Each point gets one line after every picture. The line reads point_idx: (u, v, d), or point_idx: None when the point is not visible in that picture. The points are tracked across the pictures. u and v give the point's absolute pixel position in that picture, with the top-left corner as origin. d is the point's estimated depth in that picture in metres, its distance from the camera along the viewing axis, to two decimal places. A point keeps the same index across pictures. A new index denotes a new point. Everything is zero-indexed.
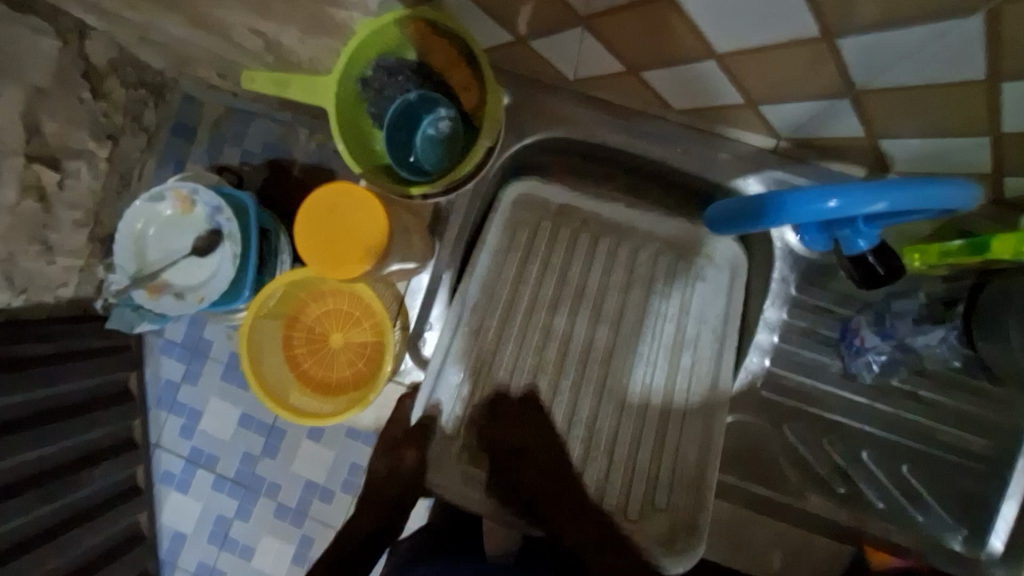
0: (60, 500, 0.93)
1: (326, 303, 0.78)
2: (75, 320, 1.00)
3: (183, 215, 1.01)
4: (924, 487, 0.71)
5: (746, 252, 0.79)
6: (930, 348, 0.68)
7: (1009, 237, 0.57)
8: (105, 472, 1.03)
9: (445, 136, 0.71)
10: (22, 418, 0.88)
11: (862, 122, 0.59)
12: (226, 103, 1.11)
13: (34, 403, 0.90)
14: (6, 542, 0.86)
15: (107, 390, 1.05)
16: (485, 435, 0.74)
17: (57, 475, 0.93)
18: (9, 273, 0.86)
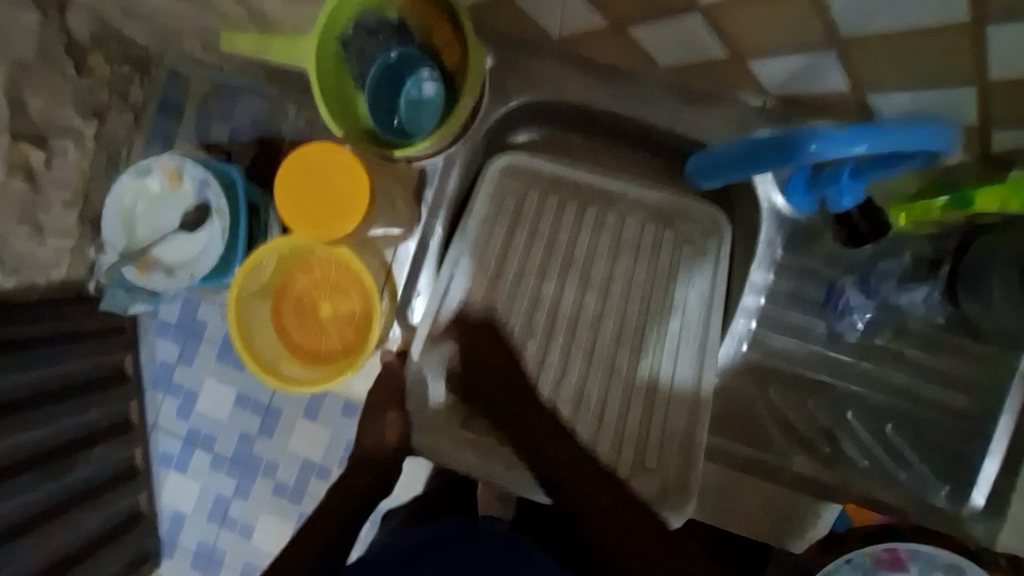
0: (59, 480, 0.95)
1: (315, 273, 0.75)
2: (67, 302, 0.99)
3: (171, 189, 0.99)
4: (910, 446, 0.72)
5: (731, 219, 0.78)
6: (913, 305, 0.70)
7: (994, 189, 0.57)
8: (105, 452, 1.05)
9: (429, 97, 0.70)
10: (21, 400, 0.91)
11: (849, 76, 0.59)
12: (208, 77, 1.05)
13: (31, 386, 0.92)
14: (17, 517, 0.91)
15: (102, 371, 1.05)
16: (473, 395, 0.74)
17: (57, 455, 0.96)
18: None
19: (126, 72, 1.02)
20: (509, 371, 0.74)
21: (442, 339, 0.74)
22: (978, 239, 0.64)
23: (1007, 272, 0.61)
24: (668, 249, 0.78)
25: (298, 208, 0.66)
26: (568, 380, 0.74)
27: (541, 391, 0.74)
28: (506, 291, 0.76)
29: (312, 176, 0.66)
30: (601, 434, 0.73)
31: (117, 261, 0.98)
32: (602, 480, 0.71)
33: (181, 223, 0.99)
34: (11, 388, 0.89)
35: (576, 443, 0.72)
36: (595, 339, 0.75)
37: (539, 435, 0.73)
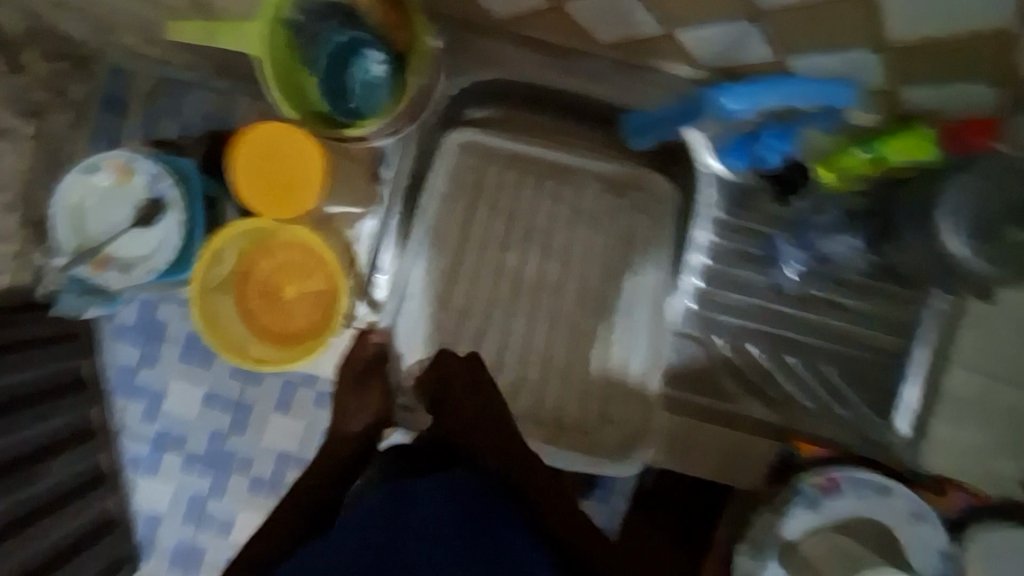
0: (22, 492, 0.91)
1: (277, 257, 0.77)
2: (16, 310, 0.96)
3: (120, 185, 0.98)
4: (844, 382, 0.80)
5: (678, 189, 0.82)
6: (843, 256, 0.77)
7: (903, 137, 0.65)
8: (66, 461, 1.01)
9: (380, 79, 0.71)
10: None
11: (769, 44, 0.64)
12: (159, 74, 1.07)
13: None
14: None
15: (60, 380, 1.02)
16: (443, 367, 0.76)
17: (19, 465, 0.92)
18: None
19: (66, 69, 1.00)
20: (478, 337, 0.79)
21: (412, 311, 0.79)
22: (897, 191, 0.71)
23: (918, 216, 0.67)
24: (621, 217, 0.83)
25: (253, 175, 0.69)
26: (532, 344, 0.80)
27: (511, 354, 0.79)
28: (469, 265, 0.80)
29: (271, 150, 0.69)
30: (564, 391, 0.80)
31: (69, 261, 0.96)
32: (569, 434, 0.79)
33: (133, 219, 0.97)
34: None
35: (545, 401, 0.79)
36: (557, 306, 0.80)
37: (510, 394, 0.79)
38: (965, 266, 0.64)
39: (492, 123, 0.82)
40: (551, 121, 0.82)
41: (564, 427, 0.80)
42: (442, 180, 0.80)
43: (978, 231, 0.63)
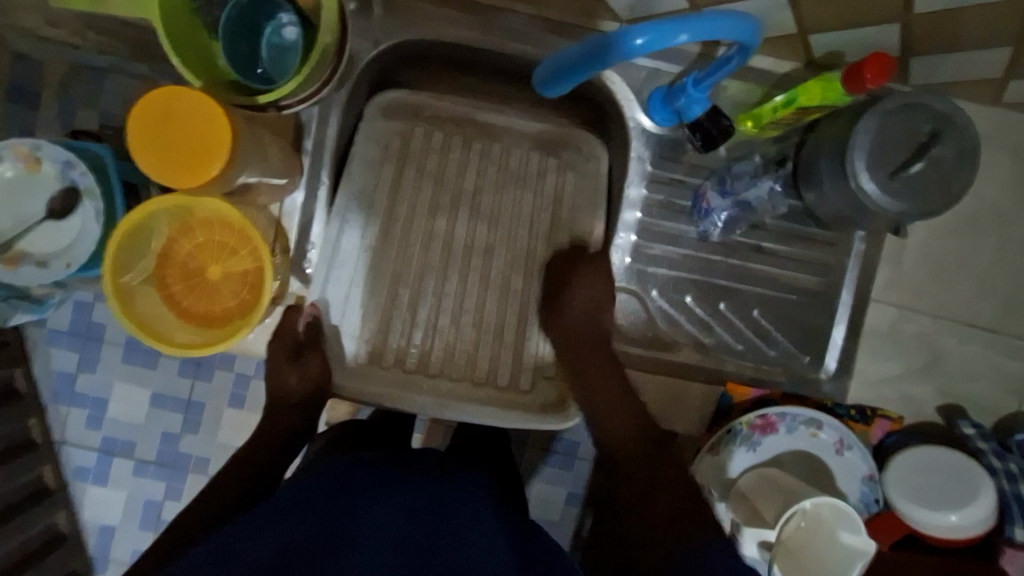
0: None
1: (199, 235, 0.75)
2: None
3: (29, 175, 0.91)
4: (772, 325, 0.83)
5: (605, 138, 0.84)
6: (761, 200, 0.79)
7: (814, 85, 0.69)
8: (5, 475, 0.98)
9: (290, 42, 0.69)
10: None
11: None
12: (63, 57, 0.97)
13: None
14: None
15: None
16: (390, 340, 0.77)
17: None
18: None
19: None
20: (412, 301, 0.78)
21: (342, 278, 0.77)
22: (809, 137, 0.75)
23: (830, 159, 0.70)
24: (549, 179, 0.83)
25: (155, 132, 0.62)
26: (466, 307, 0.78)
27: (444, 318, 0.78)
28: (399, 232, 0.79)
29: (180, 120, 0.62)
30: (502, 353, 0.78)
31: None
32: (510, 396, 0.77)
33: (47, 210, 0.92)
34: None
35: (481, 361, 0.78)
36: (489, 269, 0.79)
37: (445, 359, 0.78)
38: (876, 204, 0.67)
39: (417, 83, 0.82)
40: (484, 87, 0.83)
41: (505, 387, 0.77)
42: (365, 146, 0.78)
43: (885, 169, 0.67)
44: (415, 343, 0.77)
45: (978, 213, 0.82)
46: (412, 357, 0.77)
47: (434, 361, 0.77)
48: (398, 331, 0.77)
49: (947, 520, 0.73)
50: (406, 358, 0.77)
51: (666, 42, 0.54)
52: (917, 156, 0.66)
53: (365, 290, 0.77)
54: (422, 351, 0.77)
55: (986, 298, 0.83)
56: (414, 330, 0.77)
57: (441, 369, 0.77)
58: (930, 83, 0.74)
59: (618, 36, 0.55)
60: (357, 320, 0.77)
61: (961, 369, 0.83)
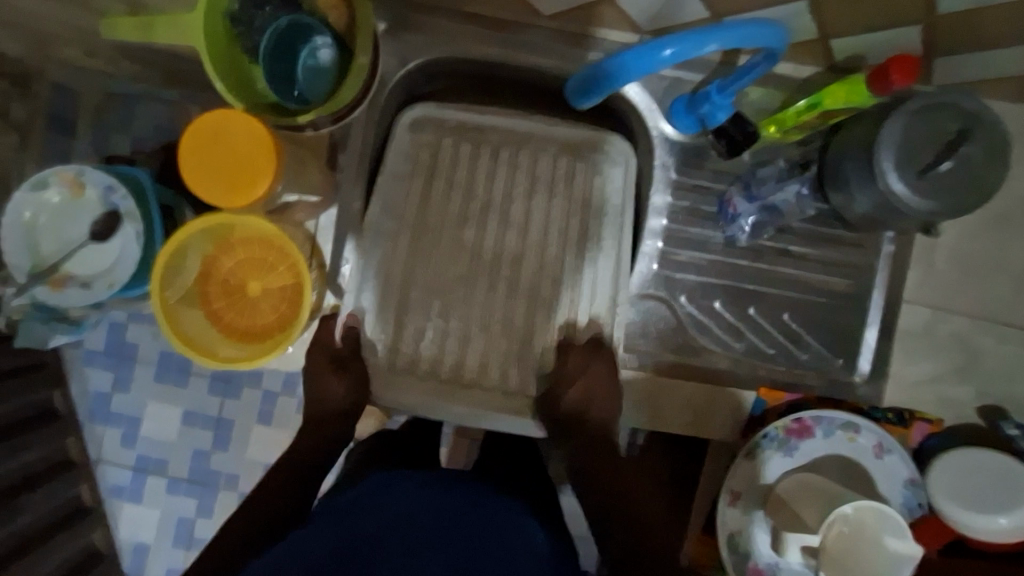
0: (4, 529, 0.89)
1: (238, 252, 0.77)
2: None
3: (72, 200, 0.95)
4: (803, 328, 0.83)
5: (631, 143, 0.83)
6: (789, 203, 0.79)
7: (839, 88, 0.69)
8: (47, 494, 0.99)
9: (325, 64, 0.72)
10: None
11: (706, 6, 0.66)
12: (104, 88, 1.05)
13: None
14: None
15: (30, 412, 1.00)
16: (423, 349, 0.79)
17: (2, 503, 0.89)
18: None
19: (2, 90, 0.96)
20: (442, 313, 0.79)
21: (369, 295, 0.78)
22: (834, 140, 0.75)
23: (855, 160, 0.71)
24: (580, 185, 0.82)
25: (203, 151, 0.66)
26: (495, 316, 0.79)
27: (474, 328, 0.79)
28: (429, 242, 0.80)
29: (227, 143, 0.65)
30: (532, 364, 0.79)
31: (26, 281, 0.94)
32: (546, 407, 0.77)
33: (90, 233, 0.96)
34: None
35: (511, 370, 0.78)
36: (517, 281, 0.80)
37: (477, 369, 0.78)
38: (907, 203, 0.67)
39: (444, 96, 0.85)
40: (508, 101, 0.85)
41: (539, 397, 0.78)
42: (395, 159, 0.80)
43: (914, 168, 0.67)
44: (448, 353, 0.79)
45: (1010, 210, 0.81)
46: (443, 366, 0.79)
47: (465, 370, 0.79)
48: (429, 341, 0.79)
49: (998, 523, 0.71)
50: (438, 366, 0.78)
51: (695, 50, 0.56)
52: (946, 152, 0.66)
53: (393, 304, 0.78)
54: (453, 360, 0.79)
55: (1023, 295, 0.82)
56: (445, 339, 0.79)
57: (472, 379, 0.78)
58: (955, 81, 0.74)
59: (645, 48, 0.57)
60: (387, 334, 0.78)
61: (1001, 368, 0.81)
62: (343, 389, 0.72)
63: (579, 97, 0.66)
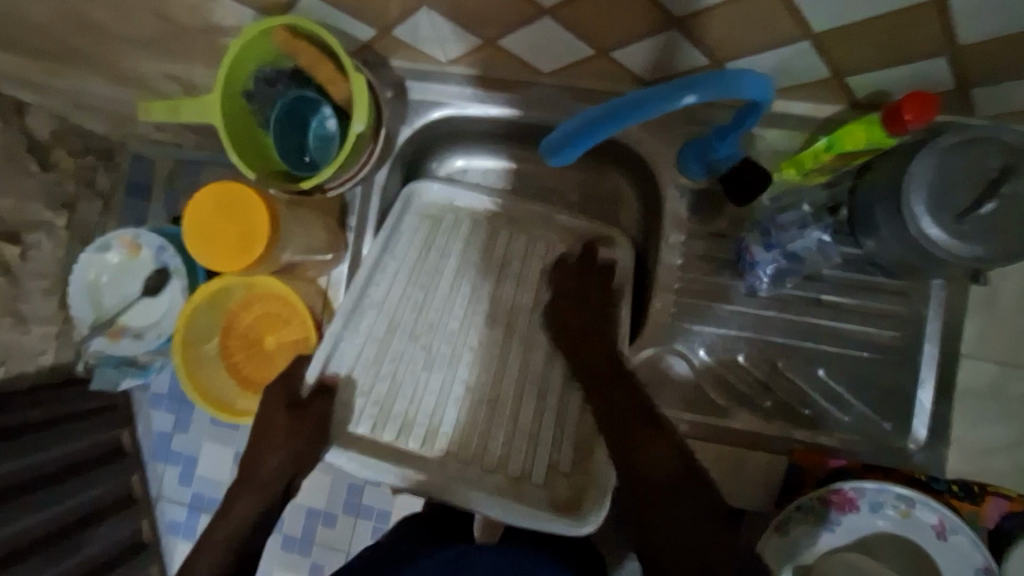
0: (64, 562, 0.99)
1: (255, 309, 0.82)
2: (59, 386, 1.07)
3: (132, 260, 1.06)
4: (843, 387, 0.75)
5: (640, 188, 0.83)
6: (811, 250, 0.71)
7: (857, 129, 0.64)
8: (108, 529, 1.08)
9: (332, 132, 0.77)
10: (26, 483, 0.96)
11: (703, 52, 0.64)
12: (174, 156, 1.18)
13: (40, 467, 0.99)
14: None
15: (95, 452, 1.09)
16: (416, 407, 0.67)
17: (57, 539, 0.99)
18: None
19: (91, 162, 1.14)
20: (429, 363, 0.69)
21: (351, 347, 0.69)
22: (862, 179, 0.68)
23: (887, 207, 0.64)
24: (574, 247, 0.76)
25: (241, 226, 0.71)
26: (506, 373, 0.70)
27: (460, 387, 0.68)
28: (439, 293, 0.73)
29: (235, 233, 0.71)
30: (538, 442, 0.67)
31: (87, 333, 1.04)
32: (519, 483, 0.64)
33: (144, 288, 1.06)
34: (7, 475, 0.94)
35: (491, 443, 0.66)
36: (510, 337, 0.72)
37: (454, 439, 0.66)
38: (946, 249, 0.60)
39: (459, 149, 0.88)
40: (526, 149, 0.88)
41: (516, 478, 0.65)
42: (410, 217, 0.77)
43: (950, 211, 0.60)
44: (434, 416, 0.67)
45: None
46: (414, 431, 0.66)
47: (444, 439, 0.66)
48: (405, 398, 0.67)
49: None
50: (412, 427, 0.66)
51: (675, 102, 0.53)
52: (987, 194, 0.59)
53: (371, 361, 0.68)
54: (430, 425, 0.66)
55: None
56: (424, 394, 0.68)
57: (451, 448, 0.66)
58: (1016, 113, 0.65)
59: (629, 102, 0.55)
60: (364, 389, 0.67)
61: None
62: (284, 443, 0.65)
63: (557, 150, 0.61)
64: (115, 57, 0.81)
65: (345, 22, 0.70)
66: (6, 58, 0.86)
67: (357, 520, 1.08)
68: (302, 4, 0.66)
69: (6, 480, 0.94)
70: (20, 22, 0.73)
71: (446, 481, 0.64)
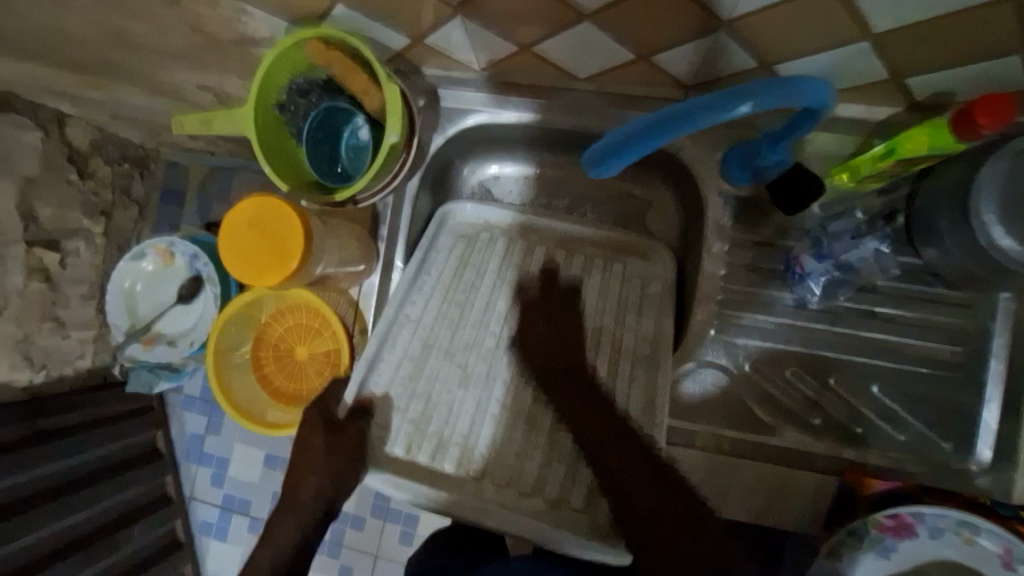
0: (106, 559, 1.02)
1: (286, 320, 0.83)
2: (96, 389, 1.09)
3: (165, 268, 1.07)
4: (897, 404, 0.71)
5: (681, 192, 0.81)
6: (866, 261, 0.68)
7: (920, 132, 0.59)
8: (145, 530, 1.10)
9: (365, 142, 0.77)
10: (64, 485, 0.98)
11: (753, 54, 0.61)
12: (208, 164, 1.19)
13: (77, 469, 1.01)
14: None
15: (131, 454, 1.11)
16: (454, 426, 0.65)
17: (95, 539, 1.01)
18: (28, 352, 0.99)
19: (127, 170, 1.16)
20: (465, 382, 0.67)
21: (386, 365, 0.67)
22: (922, 185, 0.65)
23: (951, 217, 0.61)
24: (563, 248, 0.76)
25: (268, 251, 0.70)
26: (546, 393, 0.68)
27: (496, 406, 0.66)
28: (476, 310, 0.72)
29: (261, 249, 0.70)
30: (577, 465, 0.64)
31: (122, 340, 1.06)
32: (558, 508, 0.61)
33: (177, 296, 1.07)
34: (46, 477, 0.96)
35: (529, 466, 0.63)
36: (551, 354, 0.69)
37: (491, 459, 0.63)
38: (1017, 259, 0.57)
39: (491, 155, 0.87)
40: (562, 153, 0.85)
41: (556, 503, 0.62)
42: (445, 238, 0.78)
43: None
44: (472, 436, 0.64)
45: None
46: (450, 452, 0.63)
47: (482, 460, 0.63)
48: (442, 417, 0.65)
49: None
50: (448, 448, 0.63)
51: (730, 113, 0.50)
52: None
53: (408, 379, 0.67)
54: (466, 446, 0.64)
55: None
56: (461, 413, 0.65)
57: (487, 471, 0.63)
58: None
59: (679, 115, 0.52)
60: (400, 409, 0.65)
61: None
62: (323, 465, 0.65)
63: (597, 166, 0.60)
64: (150, 70, 0.81)
65: (380, 31, 0.68)
66: (45, 72, 0.87)
67: (385, 523, 1.08)
68: (336, 13, 0.65)
69: (45, 483, 0.96)
70: (58, 37, 0.74)
71: (483, 506, 0.61)
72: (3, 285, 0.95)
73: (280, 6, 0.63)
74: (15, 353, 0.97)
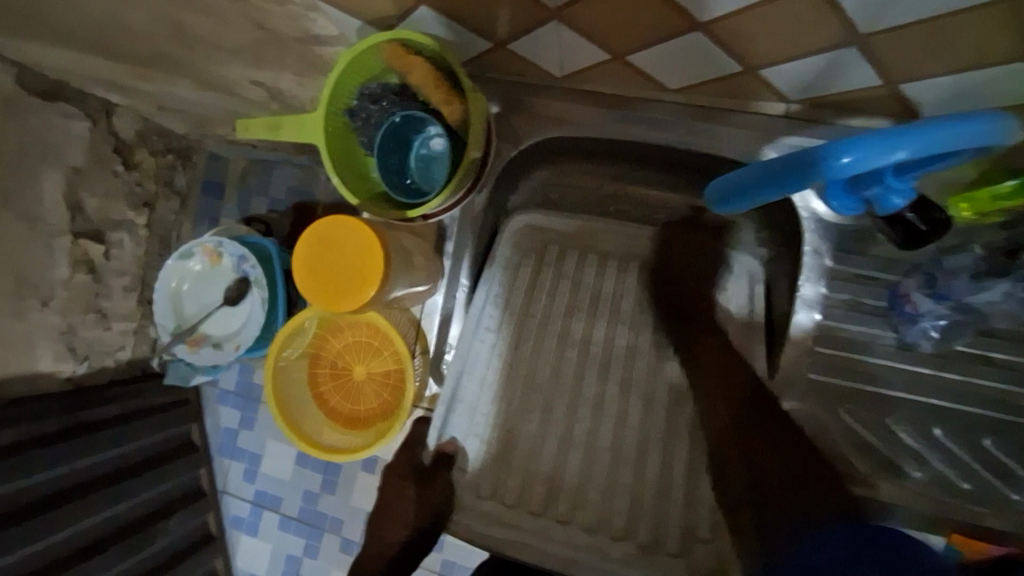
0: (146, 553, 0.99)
1: (344, 336, 0.80)
2: (136, 380, 1.07)
3: (212, 269, 1.04)
4: (1016, 462, 0.63)
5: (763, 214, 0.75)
6: (994, 305, 0.62)
7: None
8: (179, 522, 1.06)
9: (436, 153, 0.73)
10: (103, 476, 0.94)
11: (877, 70, 0.54)
12: (248, 156, 1.15)
13: (117, 461, 0.97)
14: None
15: (168, 446, 1.08)
16: (538, 457, 0.71)
17: (138, 527, 0.97)
18: (71, 342, 0.98)
19: (170, 162, 1.14)
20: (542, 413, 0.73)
21: (466, 398, 0.71)
22: None
23: None
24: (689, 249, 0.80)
25: (337, 271, 0.65)
26: (626, 428, 0.72)
27: (574, 439, 0.72)
28: (550, 343, 0.76)
29: (332, 265, 0.65)
30: (659, 503, 0.68)
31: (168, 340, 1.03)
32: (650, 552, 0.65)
33: (223, 298, 1.04)
34: (85, 469, 0.92)
35: (614, 511, 0.68)
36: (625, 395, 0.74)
37: (575, 488, 0.69)
38: None
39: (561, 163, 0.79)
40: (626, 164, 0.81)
41: (645, 546, 0.66)
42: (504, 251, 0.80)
43: None
44: (551, 467, 0.71)
45: None
46: (537, 495, 0.69)
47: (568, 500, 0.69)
48: (524, 457, 0.71)
49: None
50: (532, 488, 0.69)
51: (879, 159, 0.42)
52: None
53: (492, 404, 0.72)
54: (550, 485, 0.69)
55: None
56: (544, 449, 0.71)
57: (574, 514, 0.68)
58: None
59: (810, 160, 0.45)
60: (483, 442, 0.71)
61: None
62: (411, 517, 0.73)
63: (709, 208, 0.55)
64: (204, 66, 0.78)
65: (455, 31, 0.62)
66: (98, 62, 0.84)
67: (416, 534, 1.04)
68: (414, 16, 0.61)
69: (86, 474, 0.92)
70: (111, 28, 0.70)
71: (572, 554, 0.65)
72: (48, 275, 0.93)
73: (355, 5, 0.58)
74: (59, 344, 0.95)
